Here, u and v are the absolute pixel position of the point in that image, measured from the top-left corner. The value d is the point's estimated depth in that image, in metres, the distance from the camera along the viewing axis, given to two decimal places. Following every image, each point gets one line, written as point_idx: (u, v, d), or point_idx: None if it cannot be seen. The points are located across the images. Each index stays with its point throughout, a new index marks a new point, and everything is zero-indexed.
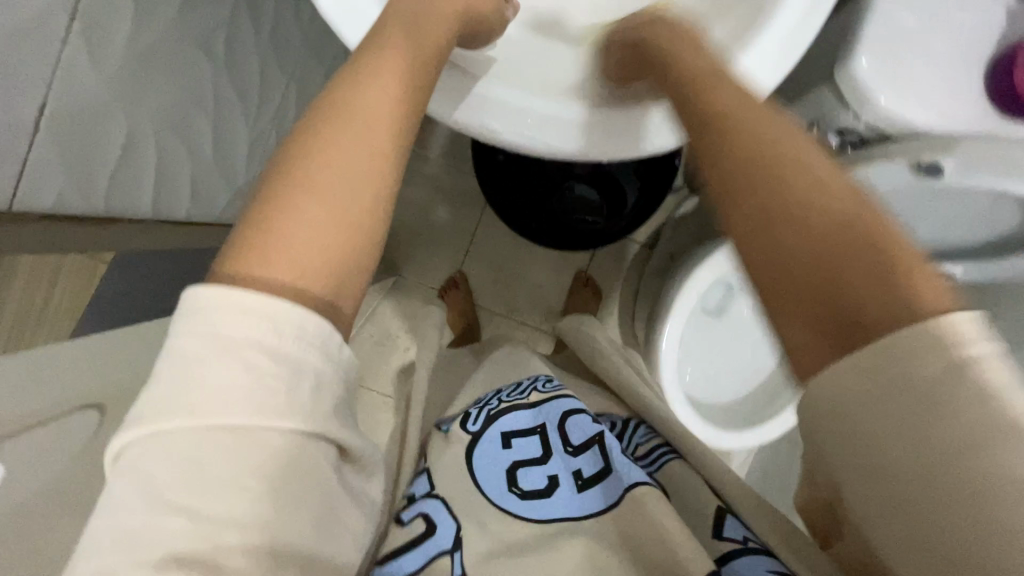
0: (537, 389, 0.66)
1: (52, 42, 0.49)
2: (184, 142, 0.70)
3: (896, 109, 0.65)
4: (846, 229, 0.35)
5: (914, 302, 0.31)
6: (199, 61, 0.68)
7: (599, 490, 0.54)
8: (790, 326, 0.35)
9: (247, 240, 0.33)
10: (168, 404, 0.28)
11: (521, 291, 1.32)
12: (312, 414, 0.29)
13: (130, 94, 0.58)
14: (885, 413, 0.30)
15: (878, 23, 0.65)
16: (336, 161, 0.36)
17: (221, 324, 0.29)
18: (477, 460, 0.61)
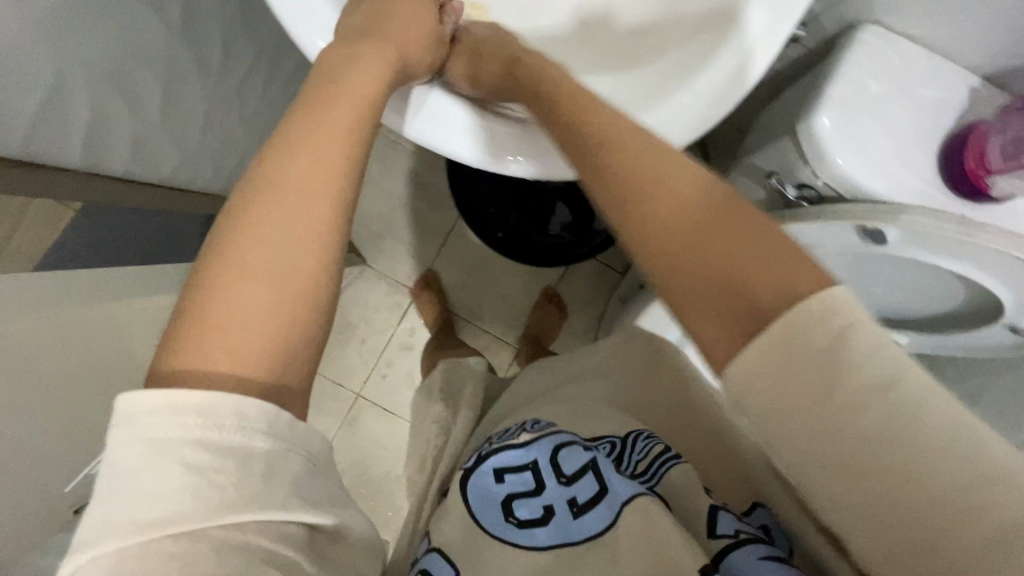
0: (527, 428, 0.55)
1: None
2: (117, 93, 0.64)
3: (852, 172, 0.69)
4: (732, 251, 0.36)
5: (799, 283, 0.34)
6: (143, 15, 0.64)
7: (596, 516, 0.46)
8: (709, 329, 0.36)
9: (185, 334, 0.33)
10: (119, 514, 0.29)
11: (486, 293, 1.33)
12: (268, 500, 0.31)
13: (53, 36, 0.54)
14: (782, 399, 0.33)
15: (841, 89, 0.69)
16: (272, 232, 0.35)
17: (162, 428, 0.30)
18: (470, 493, 0.51)
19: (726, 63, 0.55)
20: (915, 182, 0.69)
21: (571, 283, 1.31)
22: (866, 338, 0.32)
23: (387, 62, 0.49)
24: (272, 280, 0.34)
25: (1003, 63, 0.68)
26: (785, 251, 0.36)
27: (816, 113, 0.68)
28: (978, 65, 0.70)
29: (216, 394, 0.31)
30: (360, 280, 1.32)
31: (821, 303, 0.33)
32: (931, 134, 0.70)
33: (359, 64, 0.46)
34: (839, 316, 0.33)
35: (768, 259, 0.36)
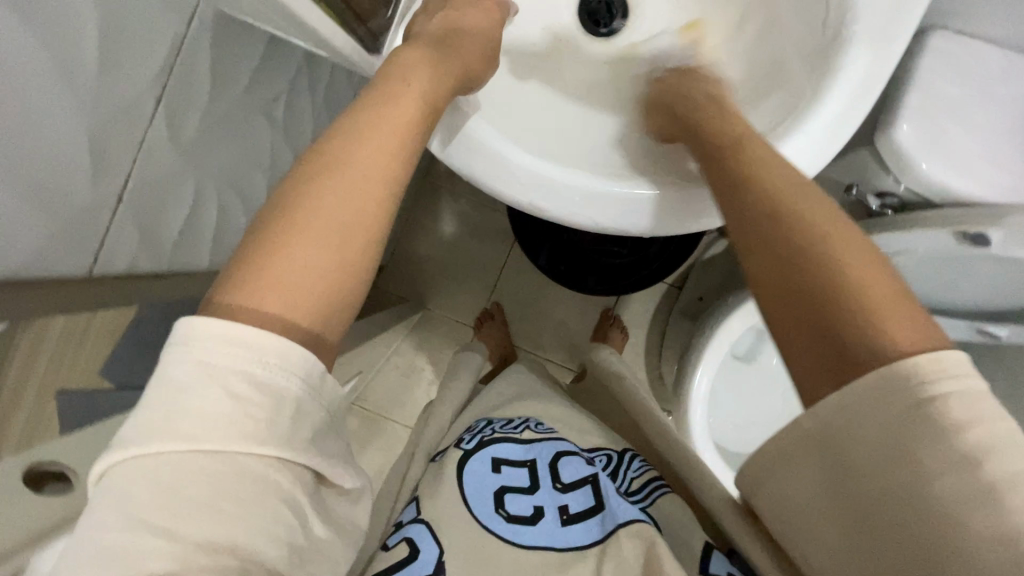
0: (529, 427, 0.72)
1: (138, 127, 0.42)
2: (257, 176, 0.63)
3: (942, 177, 0.65)
4: (852, 267, 0.37)
5: (899, 337, 0.34)
6: (258, 126, 0.59)
7: (586, 526, 0.60)
8: (800, 363, 0.38)
9: (243, 268, 0.36)
10: (157, 420, 0.31)
11: (547, 325, 1.40)
12: (292, 442, 0.32)
13: (198, 158, 0.51)
14: (865, 429, 0.34)
15: (919, 93, 0.66)
16: (332, 199, 0.40)
17: (214, 353, 0.32)
18: (469, 474, 0.66)
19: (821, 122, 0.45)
20: (1014, 183, 0.65)
21: (628, 305, 1.35)
22: (948, 400, 0.32)
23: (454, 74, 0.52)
24: (327, 245, 0.38)
25: None
26: (902, 307, 0.36)
27: (898, 120, 0.66)
28: None
29: (269, 332, 0.33)
30: (423, 322, 1.40)
31: (915, 364, 0.33)
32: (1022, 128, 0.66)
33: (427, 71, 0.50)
34: (925, 382, 0.33)
35: (885, 295, 0.36)
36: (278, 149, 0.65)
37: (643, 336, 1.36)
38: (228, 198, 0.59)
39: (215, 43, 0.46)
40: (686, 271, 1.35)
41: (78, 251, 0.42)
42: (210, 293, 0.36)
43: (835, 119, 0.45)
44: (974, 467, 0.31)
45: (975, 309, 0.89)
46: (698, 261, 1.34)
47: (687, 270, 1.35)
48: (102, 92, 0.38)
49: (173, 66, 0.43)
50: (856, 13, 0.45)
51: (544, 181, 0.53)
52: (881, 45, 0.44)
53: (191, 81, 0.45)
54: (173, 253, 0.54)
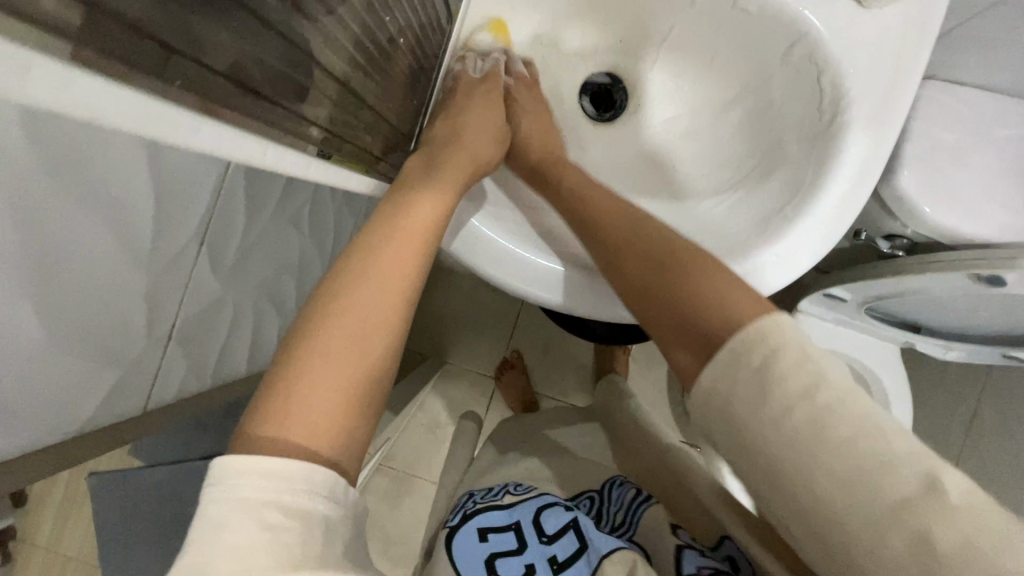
0: (510, 491, 0.68)
1: (183, 272, 0.45)
2: (288, 282, 0.66)
3: (948, 223, 0.67)
4: (683, 260, 0.45)
5: (735, 311, 0.39)
6: (287, 236, 0.62)
7: (575, 571, 0.55)
8: (679, 355, 0.42)
9: (272, 399, 0.35)
10: (194, 566, 0.29)
11: (567, 370, 1.42)
12: (327, 562, 0.31)
13: (235, 282, 0.53)
14: (731, 400, 0.37)
15: (919, 142, 0.68)
16: (354, 315, 0.39)
17: (245, 486, 0.31)
18: (458, 547, 0.62)
19: (815, 219, 0.47)
20: (1017, 220, 0.66)
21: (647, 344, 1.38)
22: (796, 359, 0.36)
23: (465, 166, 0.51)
24: (352, 359, 0.37)
25: None
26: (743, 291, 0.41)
27: (899, 169, 0.67)
28: None
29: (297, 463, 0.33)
30: (444, 377, 1.41)
31: (755, 332, 0.38)
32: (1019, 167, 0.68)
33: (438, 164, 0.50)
34: (767, 340, 0.37)
35: (707, 284, 0.42)
36: (303, 251, 0.68)
37: (663, 373, 1.37)
38: (262, 306, 0.62)
39: (249, 180, 0.49)
40: None
41: (132, 394, 0.44)
42: (240, 421, 0.35)
43: (840, 203, 0.47)
44: (837, 417, 0.34)
45: (996, 335, 0.88)
46: None
47: None
48: (154, 252, 0.41)
49: (213, 211, 0.45)
50: (849, 101, 0.47)
51: (537, 272, 0.54)
52: (877, 130, 0.46)
53: (228, 217, 0.48)
54: (215, 368, 0.56)
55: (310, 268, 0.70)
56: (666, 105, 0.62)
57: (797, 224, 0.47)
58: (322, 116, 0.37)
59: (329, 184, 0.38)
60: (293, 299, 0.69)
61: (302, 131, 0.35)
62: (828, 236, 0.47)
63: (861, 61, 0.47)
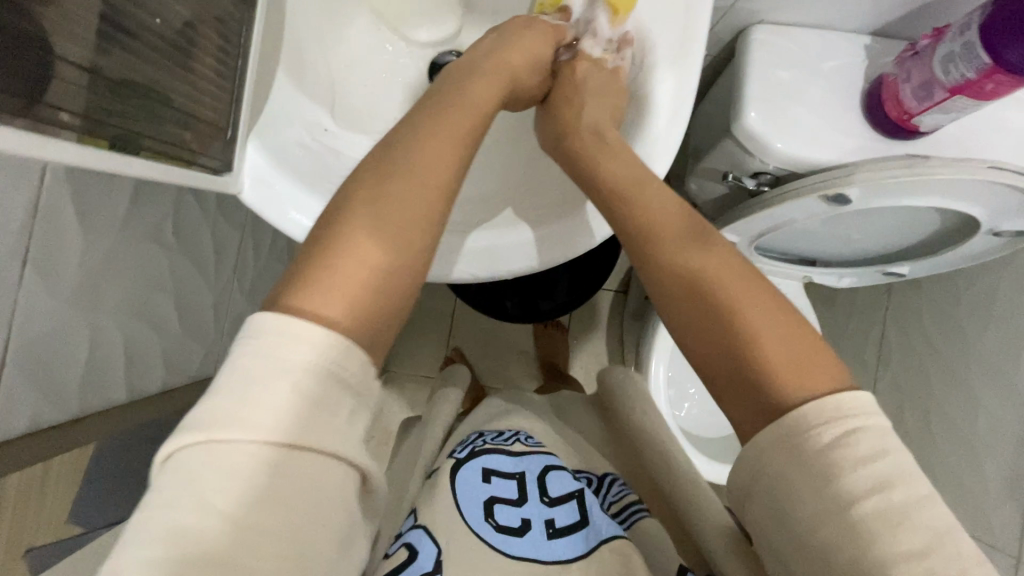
0: (519, 440, 0.65)
1: (7, 293, 0.43)
2: (166, 300, 0.65)
3: (797, 153, 0.72)
4: (751, 309, 0.44)
5: (804, 378, 0.40)
6: (152, 254, 0.61)
7: (569, 541, 0.54)
8: (731, 404, 0.44)
9: (307, 277, 0.39)
10: (220, 412, 0.33)
11: (510, 357, 1.43)
12: (343, 443, 0.35)
13: (88, 303, 0.52)
14: (779, 461, 0.39)
15: (758, 84, 0.73)
16: (382, 228, 0.42)
17: (287, 351, 0.35)
18: (458, 482, 0.59)
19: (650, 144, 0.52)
20: (857, 141, 0.71)
21: (582, 318, 1.41)
22: (873, 440, 0.37)
23: (502, 85, 0.53)
24: (386, 252, 0.42)
25: (888, 19, 0.71)
26: (802, 347, 0.42)
27: (745, 110, 0.72)
28: (868, 26, 0.73)
29: (338, 344, 0.36)
30: (387, 386, 1.40)
31: (831, 404, 0.38)
32: (852, 94, 0.73)
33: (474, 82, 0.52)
34: (844, 418, 0.38)
35: (782, 340, 0.42)
36: (179, 268, 0.66)
37: (602, 344, 1.41)
38: (135, 329, 0.60)
39: (75, 196, 0.48)
40: (625, 276, 1.41)
41: None
42: (277, 289, 0.39)
43: (660, 138, 0.51)
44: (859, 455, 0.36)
45: (875, 255, 0.94)
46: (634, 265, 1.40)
47: (626, 274, 1.41)
48: None
49: (34, 230, 0.44)
50: (655, 46, 0.52)
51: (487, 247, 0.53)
52: (681, 65, 0.50)
53: (59, 236, 0.47)
54: (81, 398, 0.54)
55: (190, 286, 0.69)
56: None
57: (630, 159, 0.51)
58: (81, 107, 0.36)
59: (111, 172, 0.37)
60: (175, 318, 0.68)
61: (52, 120, 0.34)
62: (664, 159, 0.51)
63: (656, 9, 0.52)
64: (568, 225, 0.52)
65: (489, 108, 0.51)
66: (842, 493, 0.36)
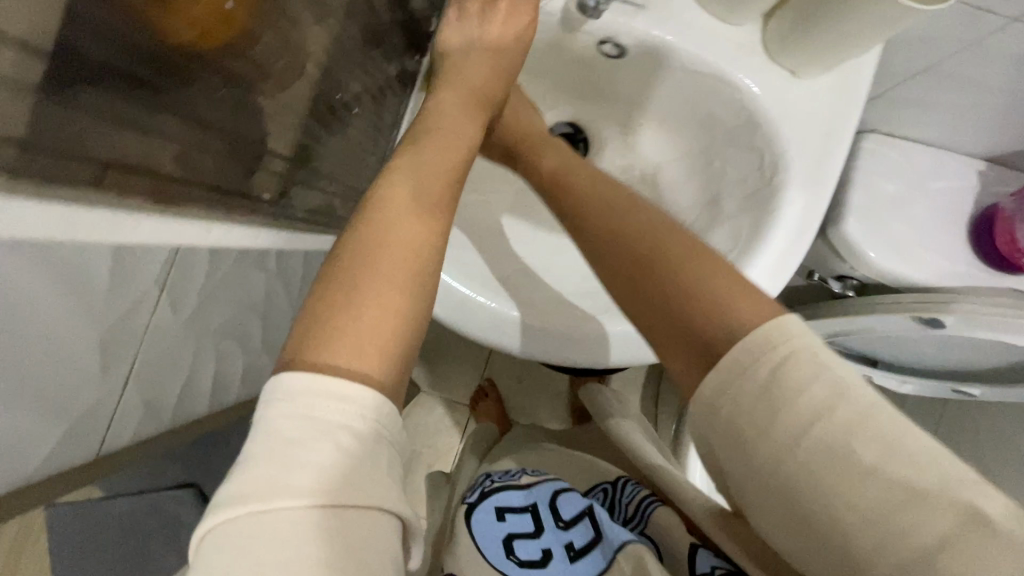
0: (527, 472, 0.65)
1: (140, 322, 0.45)
2: (256, 316, 0.67)
3: (893, 267, 0.70)
4: (667, 250, 0.40)
5: (736, 309, 0.36)
6: (253, 277, 0.62)
7: (591, 561, 0.52)
8: (671, 356, 0.39)
9: (321, 327, 0.35)
10: (254, 481, 0.30)
11: (543, 398, 1.42)
12: (390, 495, 0.32)
13: (199, 325, 0.54)
14: (749, 412, 0.34)
15: (862, 191, 0.71)
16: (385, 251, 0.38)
17: (318, 408, 0.32)
18: (477, 526, 0.59)
19: (771, 252, 0.49)
20: (955, 267, 0.70)
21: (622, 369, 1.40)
22: (809, 365, 0.33)
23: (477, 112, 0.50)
24: (404, 290, 0.37)
25: (1009, 149, 0.70)
26: (723, 276, 0.38)
27: (845, 217, 0.71)
28: (984, 152, 0.72)
29: (330, 378, 0.33)
30: (419, 406, 1.41)
31: (763, 336, 0.35)
32: (959, 217, 0.71)
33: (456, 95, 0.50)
34: (777, 347, 0.34)
35: (709, 274, 0.38)
36: (271, 290, 0.68)
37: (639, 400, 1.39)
38: (225, 346, 0.62)
39: None
40: None
41: (84, 441, 0.44)
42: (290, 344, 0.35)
43: (778, 258, 0.49)
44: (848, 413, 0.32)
45: (949, 371, 0.90)
46: None
47: None
48: (106, 308, 0.41)
49: (174, 264, 0.46)
50: (788, 163, 0.50)
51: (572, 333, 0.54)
52: (811, 190, 0.50)
53: (192, 266, 0.49)
54: (173, 411, 0.56)
55: (276, 305, 0.71)
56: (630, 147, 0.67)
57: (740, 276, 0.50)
58: (274, 190, 0.40)
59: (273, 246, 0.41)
60: (258, 335, 0.70)
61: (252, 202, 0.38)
62: (774, 285, 0.49)
63: (797, 126, 0.50)
64: None
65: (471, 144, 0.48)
66: (830, 431, 0.32)
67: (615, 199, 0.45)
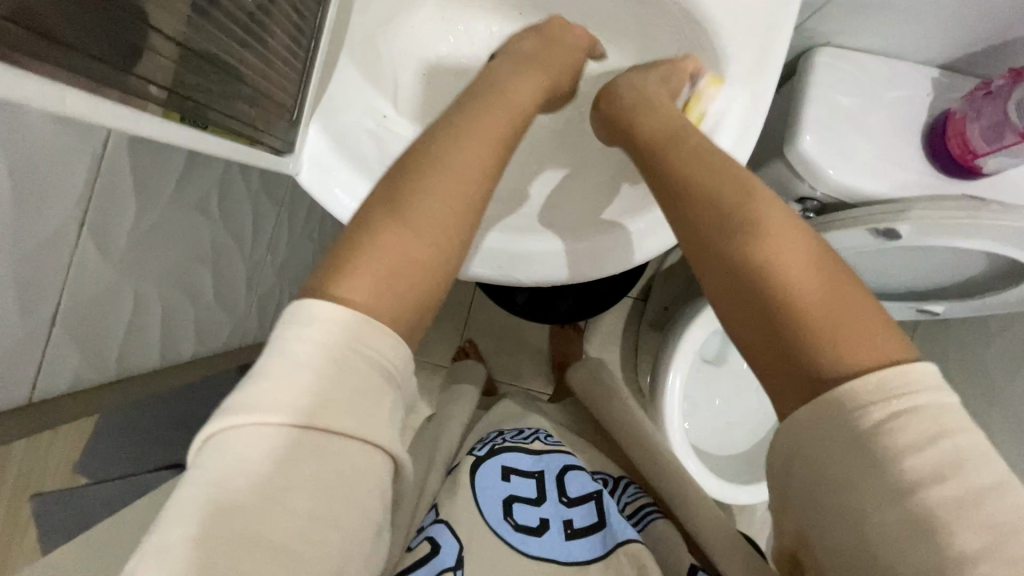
0: (539, 439, 0.68)
1: (62, 258, 0.43)
2: (205, 268, 0.65)
3: (849, 180, 0.70)
4: (803, 274, 0.39)
5: (860, 356, 0.36)
6: (195, 224, 0.61)
7: (587, 542, 0.57)
8: (768, 373, 0.39)
9: (356, 262, 0.39)
10: (259, 394, 0.32)
11: (523, 354, 1.42)
12: (385, 428, 0.33)
13: (134, 271, 0.52)
14: (837, 431, 0.34)
15: (817, 106, 0.70)
16: (422, 215, 0.41)
17: (331, 337, 0.34)
18: (479, 479, 0.62)
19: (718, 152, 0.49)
20: (912, 175, 0.70)
21: (598, 319, 1.40)
22: (918, 382, 0.33)
23: (543, 85, 0.54)
24: (425, 249, 0.41)
25: (961, 54, 0.69)
26: (861, 321, 0.37)
27: (801, 133, 0.70)
28: (937, 59, 0.71)
29: (369, 324, 0.35)
30: None
31: (891, 380, 0.34)
32: (912, 127, 0.71)
33: (516, 84, 0.52)
34: (888, 400, 0.33)
35: (846, 311, 0.37)
36: (219, 239, 0.67)
37: (617, 349, 1.40)
38: (173, 296, 0.61)
39: (134, 161, 0.47)
40: (647, 283, 1.38)
41: (12, 383, 0.43)
42: (321, 270, 0.38)
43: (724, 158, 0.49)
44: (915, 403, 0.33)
45: (913, 291, 0.91)
46: (657, 273, 1.38)
47: (648, 281, 1.38)
48: (17, 240, 0.39)
49: (93, 195, 0.44)
50: (730, 59, 0.50)
51: (516, 253, 0.54)
52: (754, 87, 0.49)
53: (114, 201, 0.47)
54: (118, 361, 0.55)
55: (228, 256, 0.69)
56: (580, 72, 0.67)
57: None
58: (161, 78, 0.38)
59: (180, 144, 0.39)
60: (210, 288, 0.68)
61: (134, 87, 0.36)
62: None
63: (738, 18, 0.49)
64: (617, 236, 0.53)
65: (527, 106, 0.52)
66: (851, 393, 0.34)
67: (750, 205, 0.42)
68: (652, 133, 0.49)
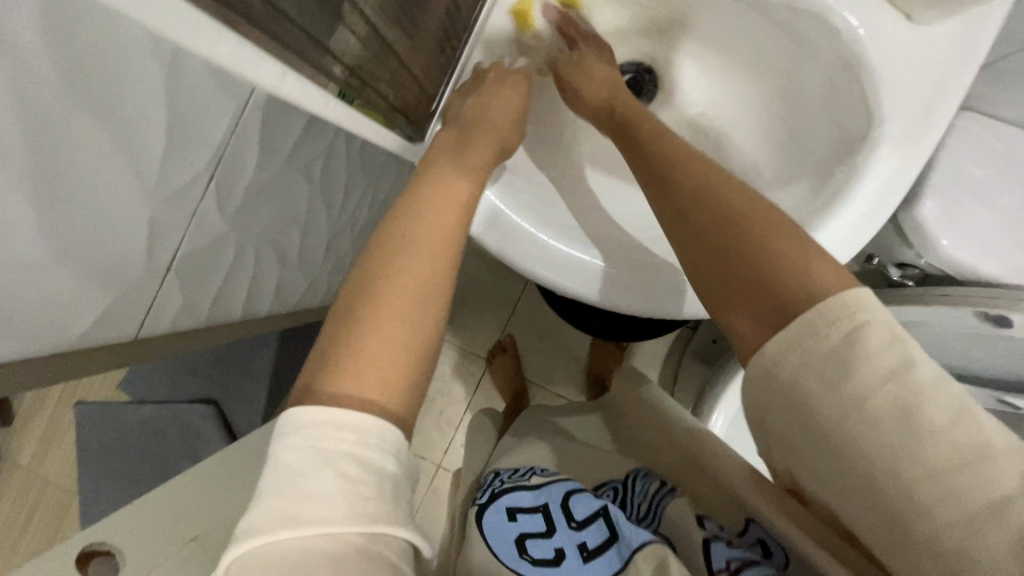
0: (538, 473, 0.60)
1: (188, 207, 0.44)
2: (295, 230, 0.66)
3: (962, 256, 0.65)
4: (752, 209, 0.39)
5: (816, 275, 0.34)
6: (297, 188, 0.61)
7: (605, 561, 0.47)
8: (742, 324, 0.37)
9: (332, 361, 0.33)
10: (266, 513, 0.28)
11: (561, 360, 1.41)
12: (397, 513, 0.30)
13: (240, 225, 0.53)
14: (803, 371, 0.33)
15: (943, 172, 0.66)
16: (392, 291, 0.36)
17: (327, 437, 0.30)
18: (486, 531, 0.54)
19: (852, 212, 0.46)
20: None
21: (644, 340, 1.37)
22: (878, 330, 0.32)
23: (496, 142, 0.50)
24: (410, 323, 0.35)
25: None
26: (808, 245, 0.36)
27: (921, 197, 0.66)
28: None
29: (345, 414, 0.31)
30: None
31: (840, 298, 0.33)
32: None
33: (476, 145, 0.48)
34: (852, 314, 0.32)
35: (789, 233, 0.37)
36: (313, 205, 0.67)
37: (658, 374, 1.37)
38: (264, 253, 0.62)
39: (265, 123, 0.48)
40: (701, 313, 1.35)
41: (124, 320, 0.44)
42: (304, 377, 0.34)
43: (857, 222, 0.46)
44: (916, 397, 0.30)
45: (997, 380, 0.86)
46: None
47: None
48: (157, 186, 0.40)
49: (225, 149, 0.45)
50: (884, 118, 0.46)
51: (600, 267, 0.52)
52: (905, 153, 0.46)
53: (238, 159, 0.47)
54: (209, 310, 0.56)
55: (316, 221, 0.70)
56: (703, 98, 0.65)
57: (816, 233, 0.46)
58: (345, 55, 0.40)
59: (342, 125, 0.41)
60: (295, 249, 0.69)
61: (319, 63, 0.38)
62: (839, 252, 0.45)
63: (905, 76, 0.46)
64: None
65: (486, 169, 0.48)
66: (833, 373, 0.32)
67: (702, 163, 0.43)
68: (635, 117, 0.52)
